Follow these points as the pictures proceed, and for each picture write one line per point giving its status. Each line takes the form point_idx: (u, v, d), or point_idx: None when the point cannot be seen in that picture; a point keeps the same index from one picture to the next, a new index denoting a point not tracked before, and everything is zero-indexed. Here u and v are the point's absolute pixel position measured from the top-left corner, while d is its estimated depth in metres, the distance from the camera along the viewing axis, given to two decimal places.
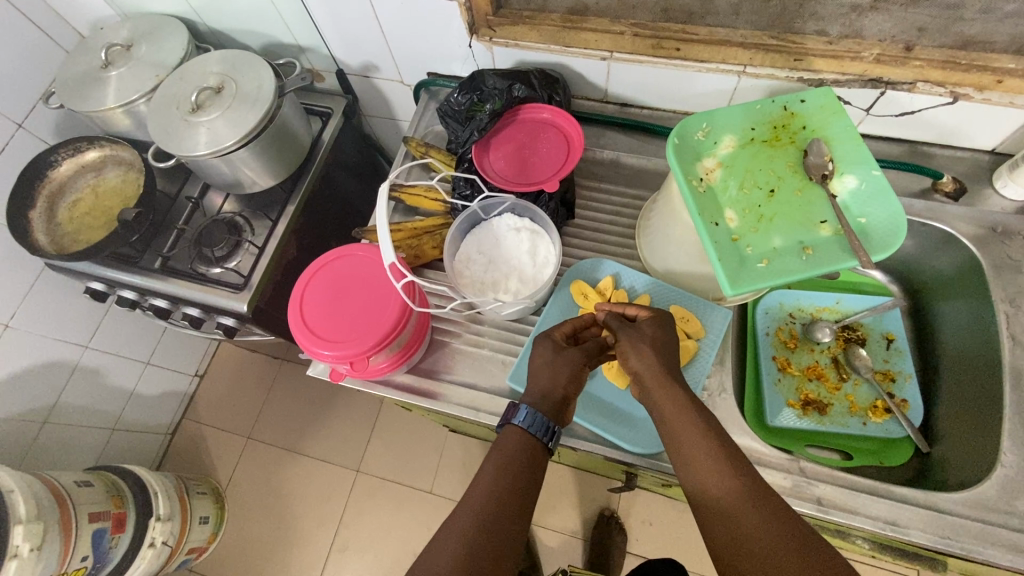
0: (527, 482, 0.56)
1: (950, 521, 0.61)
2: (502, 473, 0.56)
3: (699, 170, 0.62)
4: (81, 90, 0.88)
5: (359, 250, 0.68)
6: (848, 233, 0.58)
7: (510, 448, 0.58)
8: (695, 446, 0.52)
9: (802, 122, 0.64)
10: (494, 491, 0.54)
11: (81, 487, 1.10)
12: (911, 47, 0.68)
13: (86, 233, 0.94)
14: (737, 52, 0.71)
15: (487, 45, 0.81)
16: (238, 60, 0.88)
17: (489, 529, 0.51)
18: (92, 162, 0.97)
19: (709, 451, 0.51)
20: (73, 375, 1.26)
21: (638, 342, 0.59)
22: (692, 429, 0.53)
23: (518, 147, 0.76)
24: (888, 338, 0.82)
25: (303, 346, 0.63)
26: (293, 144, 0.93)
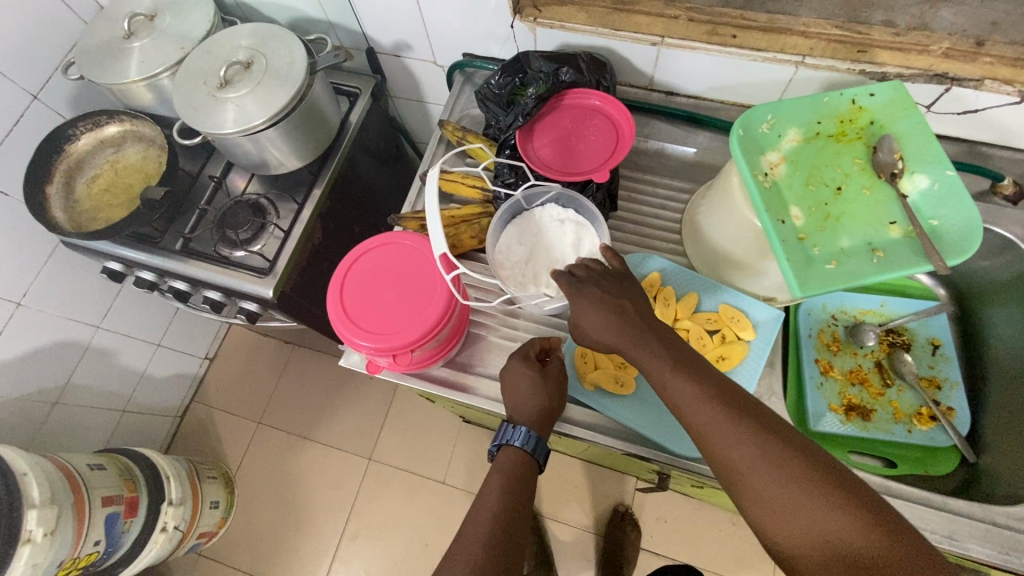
0: (526, 505, 0.58)
1: (1008, 535, 0.59)
2: (504, 495, 0.58)
3: (763, 164, 0.59)
4: (103, 62, 0.85)
5: (405, 239, 0.64)
6: (920, 235, 0.55)
7: (506, 469, 0.60)
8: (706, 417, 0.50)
9: (870, 117, 0.61)
10: (497, 513, 0.56)
11: (94, 470, 1.08)
12: (982, 43, 0.65)
13: (105, 211, 0.90)
14: (798, 41, 0.68)
15: (530, 26, 0.78)
16: (268, 34, 0.84)
17: (496, 551, 0.53)
18: (111, 137, 0.94)
19: (720, 424, 0.50)
20: (85, 356, 1.23)
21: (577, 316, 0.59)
22: (696, 402, 0.51)
23: (564, 134, 0.73)
24: (933, 344, 0.80)
25: (342, 337, 0.60)
26: (322, 126, 0.89)
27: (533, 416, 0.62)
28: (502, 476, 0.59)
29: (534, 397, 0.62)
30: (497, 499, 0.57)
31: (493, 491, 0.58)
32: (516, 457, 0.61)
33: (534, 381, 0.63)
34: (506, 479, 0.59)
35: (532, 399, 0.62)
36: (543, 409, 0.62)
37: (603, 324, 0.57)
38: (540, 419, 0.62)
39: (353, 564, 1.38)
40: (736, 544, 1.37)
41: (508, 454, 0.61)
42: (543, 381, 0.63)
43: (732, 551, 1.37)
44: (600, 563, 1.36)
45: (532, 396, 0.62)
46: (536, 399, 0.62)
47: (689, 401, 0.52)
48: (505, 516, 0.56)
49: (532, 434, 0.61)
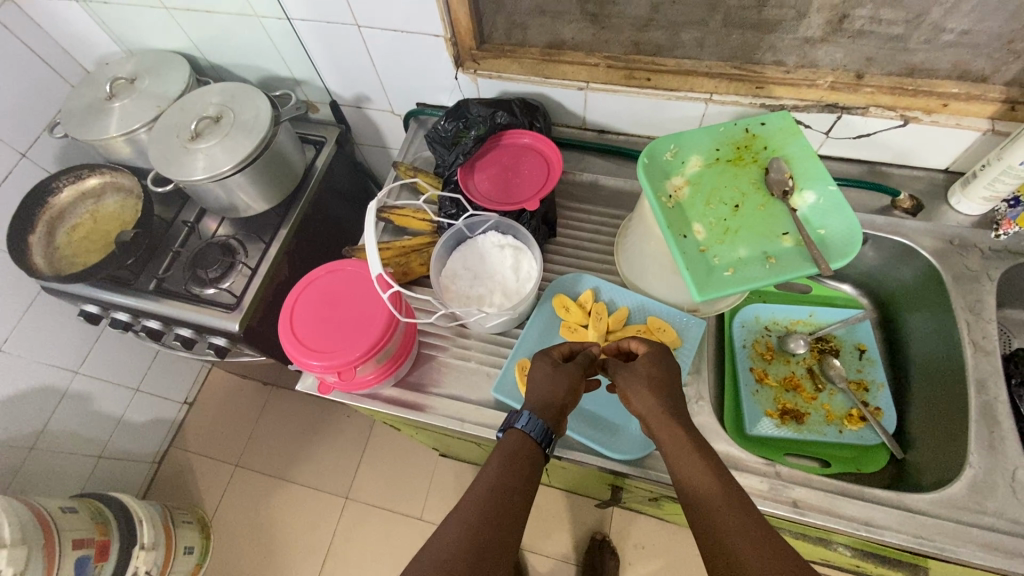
0: (527, 483, 0.59)
1: (922, 520, 0.62)
2: (505, 470, 0.59)
3: (668, 188, 0.66)
4: (86, 121, 0.93)
5: (350, 265, 0.70)
6: (807, 243, 0.61)
7: (508, 450, 0.61)
8: (691, 460, 0.55)
9: (763, 143, 0.68)
10: (496, 486, 0.57)
11: (66, 512, 1.09)
12: (862, 75, 0.74)
13: (83, 256, 0.96)
14: (703, 81, 0.78)
15: (471, 77, 0.86)
16: (237, 91, 0.93)
17: (490, 522, 0.54)
18: (93, 188, 1.01)
19: (696, 466, 0.55)
20: (63, 400, 1.26)
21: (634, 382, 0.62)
22: (683, 448, 0.57)
23: (502, 169, 0.80)
24: (860, 349, 0.86)
25: (292, 357, 0.65)
26: (288, 171, 0.97)
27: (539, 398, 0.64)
28: (504, 454, 0.60)
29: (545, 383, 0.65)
30: (498, 473, 0.58)
31: (495, 465, 0.59)
32: (515, 436, 0.62)
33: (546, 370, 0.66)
34: (507, 456, 0.60)
35: (543, 383, 0.65)
36: (549, 393, 0.64)
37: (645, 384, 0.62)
38: (544, 402, 0.63)
39: None
40: None
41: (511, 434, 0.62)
42: (557, 370, 0.65)
43: None
44: None
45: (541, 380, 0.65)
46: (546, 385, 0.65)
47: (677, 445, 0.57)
48: (505, 489, 0.57)
49: (532, 414, 0.62)
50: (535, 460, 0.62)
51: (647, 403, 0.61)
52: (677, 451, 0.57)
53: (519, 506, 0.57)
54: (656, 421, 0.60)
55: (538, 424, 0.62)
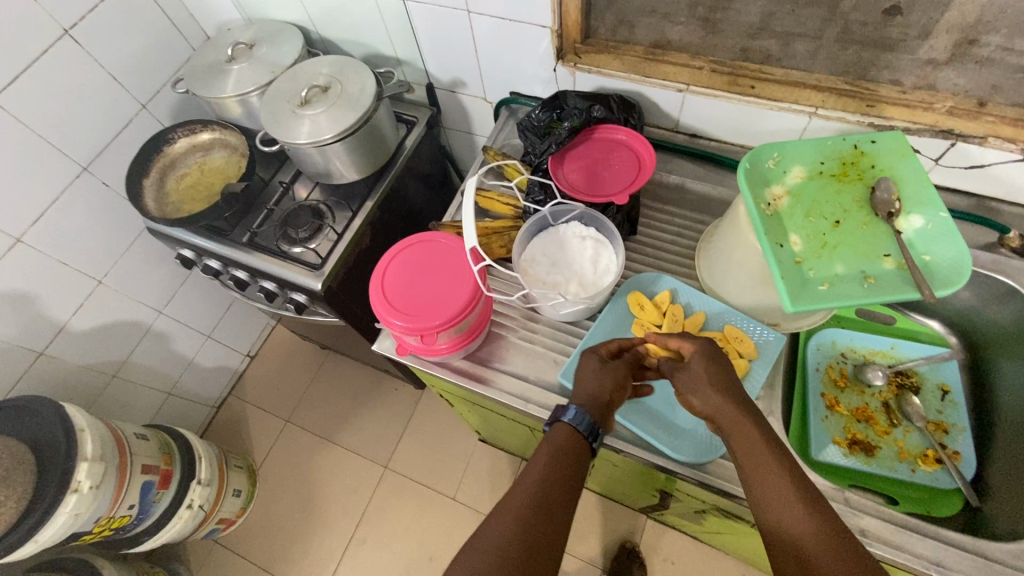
0: (572, 480, 0.61)
1: (1002, 571, 0.58)
2: (550, 466, 0.61)
3: (768, 195, 0.66)
4: (207, 79, 1.00)
5: (442, 237, 0.73)
6: (910, 267, 0.60)
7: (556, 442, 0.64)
8: (775, 480, 0.55)
9: (872, 161, 0.66)
10: (541, 486, 0.59)
11: (138, 439, 1.18)
12: (984, 102, 0.71)
13: (187, 203, 1.04)
14: (810, 94, 0.76)
15: (570, 70, 0.88)
16: (346, 65, 0.98)
17: (539, 518, 0.56)
18: (203, 142, 1.09)
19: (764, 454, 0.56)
20: (146, 336, 1.36)
21: (692, 381, 0.63)
22: (769, 465, 0.56)
23: (591, 162, 0.82)
24: (942, 389, 0.82)
25: (379, 316, 0.68)
26: (381, 145, 1.02)
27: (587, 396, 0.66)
28: (549, 451, 0.63)
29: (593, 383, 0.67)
30: (542, 470, 0.61)
31: (540, 462, 0.62)
32: (563, 431, 0.65)
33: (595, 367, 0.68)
34: (553, 453, 0.63)
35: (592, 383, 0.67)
36: (598, 391, 0.67)
37: (723, 397, 0.61)
38: (592, 400, 0.66)
39: (359, 568, 1.41)
40: None
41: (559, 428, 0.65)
42: (606, 372, 0.68)
43: None
44: None
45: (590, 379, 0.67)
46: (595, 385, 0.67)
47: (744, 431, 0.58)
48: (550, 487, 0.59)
49: (578, 408, 0.65)
50: (582, 455, 0.64)
51: (722, 418, 0.60)
52: (745, 447, 0.58)
53: (564, 501, 0.59)
54: (736, 434, 0.59)
55: (584, 419, 0.65)
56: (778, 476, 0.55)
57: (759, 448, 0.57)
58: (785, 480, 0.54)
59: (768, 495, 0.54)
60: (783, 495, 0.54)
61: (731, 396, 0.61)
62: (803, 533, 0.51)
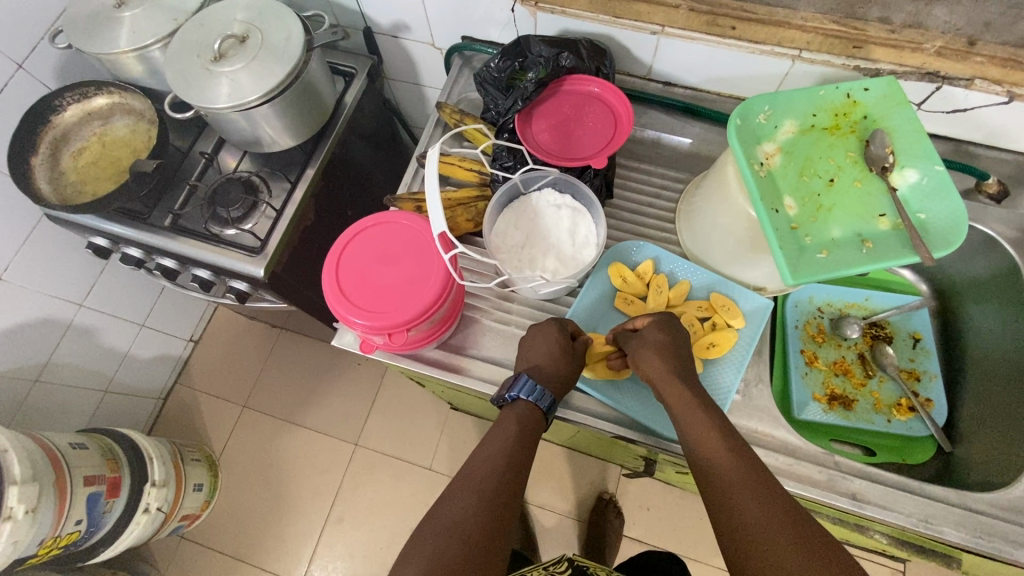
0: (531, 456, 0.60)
1: (981, 520, 0.61)
2: (518, 442, 0.60)
3: (759, 154, 0.60)
4: (92, 31, 0.82)
5: (404, 219, 0.64)
6: (908, 227, 0.56)
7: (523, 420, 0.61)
8: (710, 437, 0.55)
9: (864, 111, 0.62)
10: (506, 463, 0.58)
11: (76, 449, 1.07)
12: (974, 42, 0.66)
13: (93, 185, 0.88)
14: (796, 35, 0.69)
15: (531, 10, 0.77)
16: (265, 9, 0.82)
17: (505, 495, 0.55)
18: (100, 109, 0.91)
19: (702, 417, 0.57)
20: (67, 333, 1.21)
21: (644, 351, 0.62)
22: (718, 444, 0.54)
23: (563, 119, 0.73)
24: (914, 338, 0.83)
25: (335, 313, 0.60)
26: (318, 105, 0.88)
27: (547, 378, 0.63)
28: (517, 427, 0.61)
29: (548, 361, 0.64)
30: (508, 449, 0.59)
31: (508, 437, 0.60)
32: (525, 408, 0.62)
33: (552, 345, 0.65)
34: (521, 428, 0.61)
35: (550, 364, 0.64)
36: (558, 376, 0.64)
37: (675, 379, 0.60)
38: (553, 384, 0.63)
39: (337, 547, 1.38)
40: None
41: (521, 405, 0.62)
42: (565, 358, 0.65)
43: (712, 539, 1.41)
44: (583, 550, 1.38)
45: (546, 353, 0.64)
46: (551, 365, 0.64)
47: (684, 400, 0.58)
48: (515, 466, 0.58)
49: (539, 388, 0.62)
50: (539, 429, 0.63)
51: (669, 393, 0.59)
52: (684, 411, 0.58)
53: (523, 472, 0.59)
54: (685, 414, 0.58)
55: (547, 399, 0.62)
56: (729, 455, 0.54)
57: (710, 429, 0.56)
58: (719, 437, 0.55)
59: (716, 471, 0.53)
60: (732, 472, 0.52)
61: (677, 365, 0.61)
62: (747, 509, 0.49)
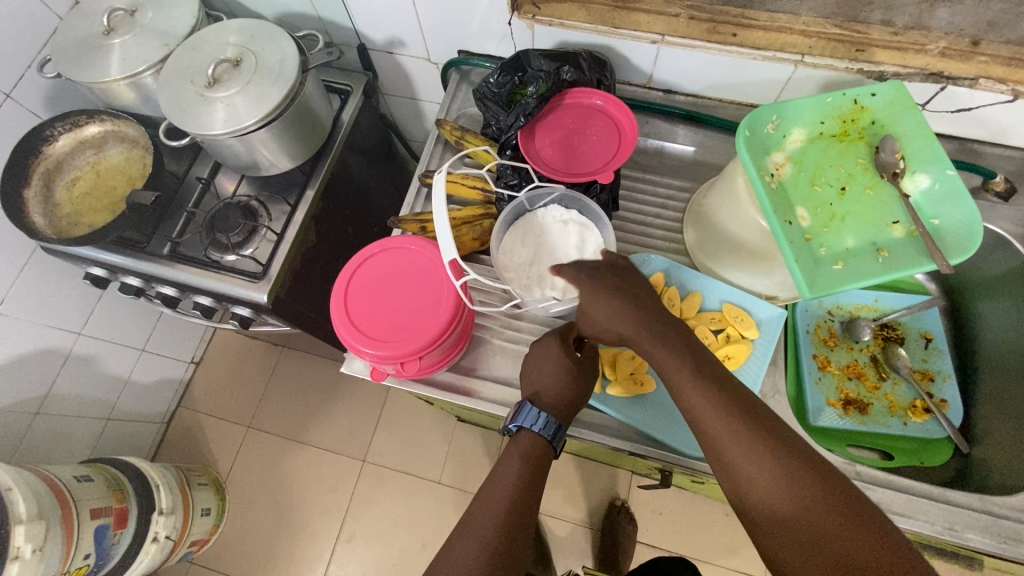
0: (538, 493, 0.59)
1: (1005, 525, 0.61)
2: (520, 483, 0.59)
3: (769, 165, 0.59)
4: (82, 59, 0.81)
5: (411, 243, 0.63)
6: (923, 234, 0.56)
7: (527, 453, 0.61)
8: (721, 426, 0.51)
9: (872, 116, 0.61)
10: (505, 510, 0.57)
11: (81, 482, 1.05)
12: (977, 41, 0.66)
13: (88, 216, 0.87)
14: (798, 40, 0.69)
15: (528, 23, 0.76)
16: (257, 30, 0.81)
17: (506, 545, 0.54)
18: (92, 137, 0.89)
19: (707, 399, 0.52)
20: (66, 363, 1.19)
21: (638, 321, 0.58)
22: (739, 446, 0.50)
23: (566, 134, 0.72)
24: (926, 337, 0.82)
25: (345, 343, 0.59)
26: (315, 125, 0.87)
27: (548, 395, 0.62)
28: (520, 463, 0.60)
29: (548, 372, 0.63)
30: (510, 490, 0.58)
31: (511, 475, 0.59)
32: (529, 437, 0.62)
33: (550, 353, 0.64)
34: (524, 466, 0.60)
35: (549, 377, 0.63)
36: (559, 391, 0.63)
37: (669, 349, 0.55)
38: (556, 399, 0.62)
39: (349, 567, 1.36)
40: (729, 534, 1.40)
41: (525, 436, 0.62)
42: (565, 364, 0.63)
43: (725, 540, 1.40)
44: (597, 559, 1.37)
45: (547, 373, 0.63)
46: (552, 376, 0.63)
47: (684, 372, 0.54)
48: (519, 507, 0.58)
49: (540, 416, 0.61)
50: (548, 460, 0.62)
51: (662, 360, 0.55)
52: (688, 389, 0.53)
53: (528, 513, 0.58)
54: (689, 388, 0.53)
55: (552, 425, 0.62)
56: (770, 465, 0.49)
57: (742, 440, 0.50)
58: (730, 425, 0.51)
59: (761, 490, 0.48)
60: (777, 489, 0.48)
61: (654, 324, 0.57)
62: (805, 524, 0.46)
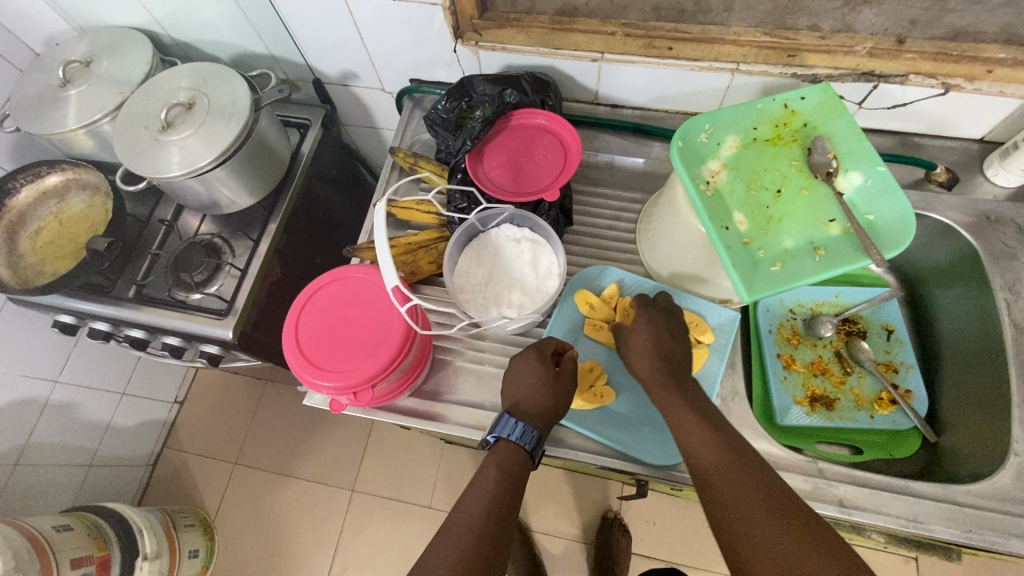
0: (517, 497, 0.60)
1: (971, 514, 0.60)
2: (499, 488, 0.59)
3: (705, 173, 0.61)
4: (39, 112, 0.82)
5: (357, 271, 0.64)
6: (858, 231, 0.57)
7: (506, 466, 0.61)
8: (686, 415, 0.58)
9: (803, 119, 0.63)
10: (484, 515, 0.57)
11: (60, 532, 1.04)
12: (903, 40, 0.67)
13: (52, 264, 0.87)
14: (731, 50, 0.70)
15: (472, 50, 0.78)
16: (209, 73, 0.83)
17: (486, 550, 0.55)
18: (54, 187, 0.90)
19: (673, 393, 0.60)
20: (44, 412, 1.19)
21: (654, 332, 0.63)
22: (700, 433, 0.56)
23: (513, 154, 0.74)
24: (888, 329, 0.83)
25: (300, 378, 0.59)
26: (273, 160, 0.88)
27: (528, 407, 0.63)
28: (497, 468, 0.60)
29: (526, 384, 0.63)
30: (489, 497, 0.58)
31: (488, 481, 0.60)
32: (507, 447, 0.62)
33: (529, 365, 0.64)
34: (500, 473, 0.60)
35: (530, 389, 0.63)
36: (540, 403, 0.63)
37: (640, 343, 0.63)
38: (536, 410, 0.62)
39: None
40: None
41: (504, 448, 0.62)
42: (546, 377, 0.63)
43: None
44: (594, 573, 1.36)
45: (528, 387, 0.63)
46: (529, 388, 0.63)
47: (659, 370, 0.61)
48: (498, 513, 0.58)
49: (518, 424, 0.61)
50: (526, 470, 0.62)
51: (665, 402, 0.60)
52: (658, 390, 0.61)
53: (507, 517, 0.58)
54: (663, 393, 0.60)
55: (530, 436, 0.61)
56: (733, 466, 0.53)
57: (709, 439, 0.55)
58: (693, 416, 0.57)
59: (720, 486, 0.52)
60: (741, 490, 0.51)
61: (670, 365, 0.62)
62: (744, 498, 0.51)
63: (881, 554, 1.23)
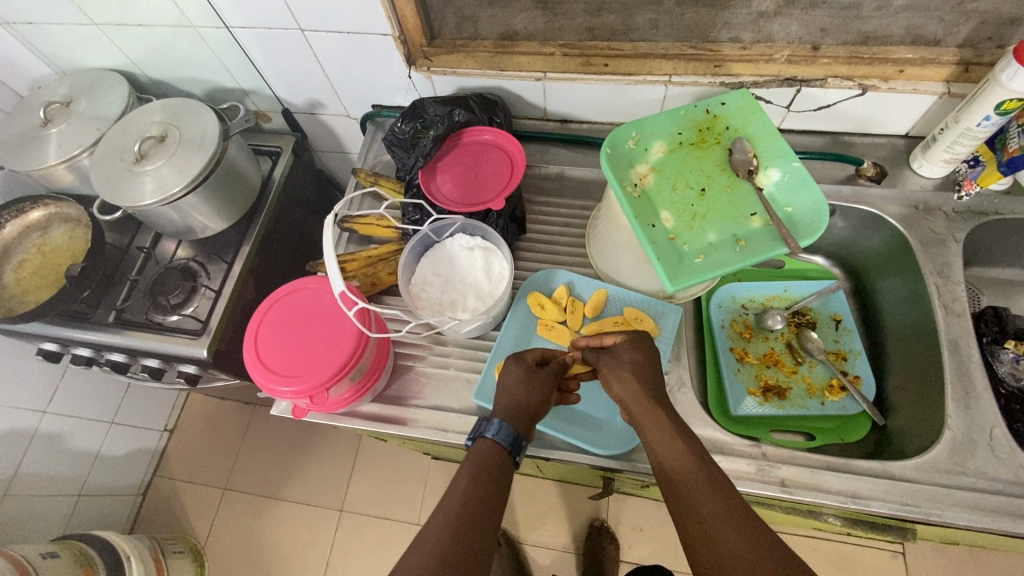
0: (496, 500, 0.55)
1: (907, 487, 0.64)
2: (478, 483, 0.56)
3: (633, 177, 0.66)
4: (22, 150, 0.88)
5: (311, 282, 0.69)
6: (775, 222, 0.61)
7: (480, 463, 0.58)
8: (641, 398, 0.59)
9: (725, 123, 0.67)
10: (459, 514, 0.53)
11: (46, 559, 1.06)
12: (818, 47, 0.73)
13: (35, 294, 0.91)
14: (662, 63, 0.76)
15: (426, 75, 0.83)
16: (181, 108, 0.88)
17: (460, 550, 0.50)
18: (37, 221, 0.95)
19: (634, 386, 0.60)
20: (33, 443, 1.22)
21: (618, 367, 0.61)
22: (654, 417, 0.58)
23: (464, 169, 0.78)
24: (836, 319, 0.86)
25: (261, 385, 0.63)
26: (243, 185, 0.93)
27: (504, 403, 0.62)
28: (472, 469, 0.57)
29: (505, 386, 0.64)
30: (465, 495, 0.54)
31: (462, 482, 0.56)
32: (484, 445, 0.59)
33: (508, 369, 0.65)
34: (476, 474, 0.56)
35: (510, 388, 0.63)
36: (515, 397, 0.62)
37: (618, 359, 0.62)
38: (512, 406, 0.61)
39: None
40: None
41: (482, 446, 0.59)
42: (525, 375, 0.64)
43: None
44: None
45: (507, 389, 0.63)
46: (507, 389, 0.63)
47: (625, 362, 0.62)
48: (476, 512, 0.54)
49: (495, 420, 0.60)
50: (505, 468, 0.59)
51: (646, 422, 0.58)
52: (619, 377, 0.61)
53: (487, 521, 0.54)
54: (621, 382, 0.61)
55: (506, 428, 0.60)
56: (702, 485, 0.53)
57: (660, 423, 0.57)
58: (647, 399, 0.59)
59: (670, 466, 0.55)
60: (688, 468, 0.54)
61: (652, 390, 0.60)
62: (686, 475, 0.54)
63: (864, 549, 1.23)
